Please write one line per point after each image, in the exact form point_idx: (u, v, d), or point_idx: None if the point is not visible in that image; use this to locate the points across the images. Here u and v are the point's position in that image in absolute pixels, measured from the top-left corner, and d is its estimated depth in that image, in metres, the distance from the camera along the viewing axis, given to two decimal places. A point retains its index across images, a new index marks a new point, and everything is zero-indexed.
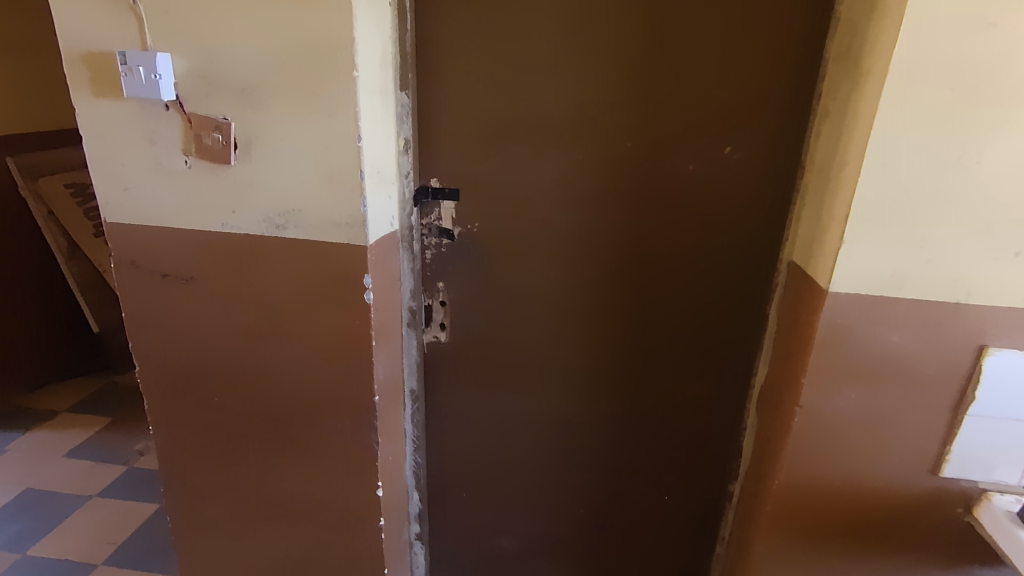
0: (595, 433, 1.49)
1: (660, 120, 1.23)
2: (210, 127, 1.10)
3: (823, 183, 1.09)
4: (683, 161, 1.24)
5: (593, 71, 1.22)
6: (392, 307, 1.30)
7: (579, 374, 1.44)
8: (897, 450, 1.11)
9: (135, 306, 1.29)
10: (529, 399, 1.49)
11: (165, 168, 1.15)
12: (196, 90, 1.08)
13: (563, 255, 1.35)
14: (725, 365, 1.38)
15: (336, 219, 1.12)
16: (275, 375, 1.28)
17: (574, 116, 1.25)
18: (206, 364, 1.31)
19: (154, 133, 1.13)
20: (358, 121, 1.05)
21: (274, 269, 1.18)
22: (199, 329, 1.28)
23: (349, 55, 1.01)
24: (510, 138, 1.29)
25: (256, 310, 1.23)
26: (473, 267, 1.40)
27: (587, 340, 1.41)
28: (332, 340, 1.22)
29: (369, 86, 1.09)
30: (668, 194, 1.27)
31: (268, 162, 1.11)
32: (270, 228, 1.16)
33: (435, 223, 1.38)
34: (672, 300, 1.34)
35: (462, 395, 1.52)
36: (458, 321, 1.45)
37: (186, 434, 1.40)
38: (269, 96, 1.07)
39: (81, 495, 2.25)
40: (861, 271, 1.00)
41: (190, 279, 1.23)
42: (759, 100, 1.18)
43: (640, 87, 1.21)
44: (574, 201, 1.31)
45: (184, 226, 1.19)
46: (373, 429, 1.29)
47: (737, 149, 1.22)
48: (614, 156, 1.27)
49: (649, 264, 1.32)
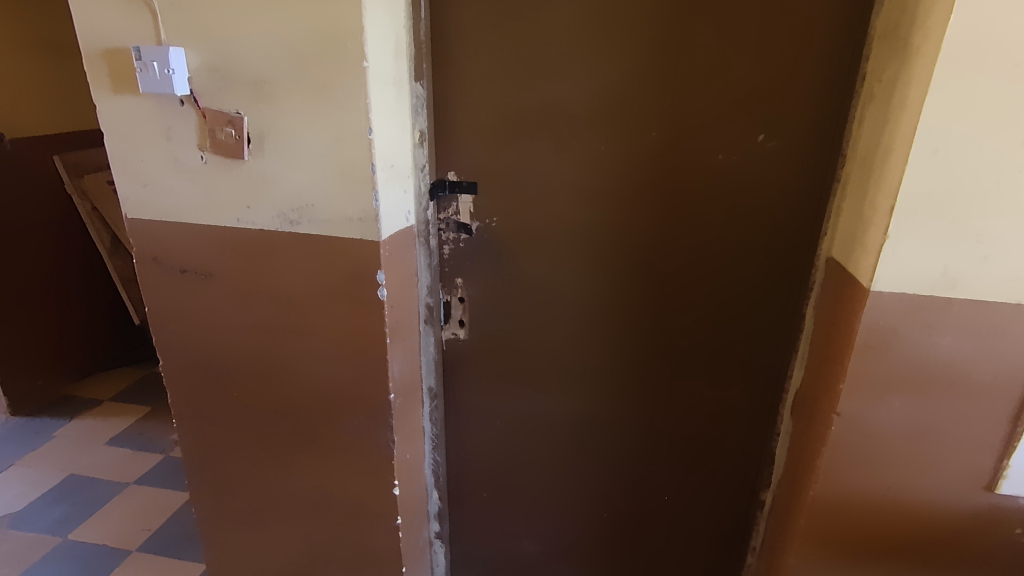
0: (619, 436, 1.43)
1: (688, 107, 1.15)
2: (223, 122, 1.09)
3: (866, 172, 1.00)
4: (713, 151, 1.17)
5: (616, 57, 1.16)
6: (408, 304, 1.27)
7: (602, 375, 1.39)
8: (947, 464, 1.01)
9: (157, 301, 1.30)
10: (551, 400, 1.44)
11: (182, 164, 1.15)
12: (209, 84, 1.08)
13: (584, 252, 1.30)
14: (758, 368, 1.30)
15: (349, 214, 1.10)
16: (293, 371, 1.27)
17: (596, 105, 1.19)
18: (225, 359, 1.31)
19: (171, 128, 1.13)
20: (368, 112, 1.02)
21: (288, 265, 1.17)
22: (218, 324, 1.28)
23: (358, 45, 0.98)
24: (529, 129, 1.24)
25: (272, 306, 1.22)
26: (492, 263, 1.36)
27: (610, 338, 1.35)
28: (347, 337, 1.20)
29: (381, 77, 1.05)
30: (696, 188, 1.20)
31: (280, 156, 1.10)
32: (284, 223, 1.14)
33: (453, 217, 1.34)
34: (700, 298, 1.27)
35: (481, 394, 1.49)
36: (477, 319, 1.42)
37: (208, 428, 1.41)
38: (280, 90, 1.05)
39: (120, 483, 2.33)
40: (908, 270, 0.91)
41: (209, 275, 1.23)
42: (796, 84, 1.09)
43: (666, 73, 1.14)
44: (596, 193, 1.25)
45: (201, 222, 1.19)
46: (389, 428, 1.27)
47: (772, 138, 1.13)
48: (638, 147, 1.20)
49: (675, 259, 1.26)
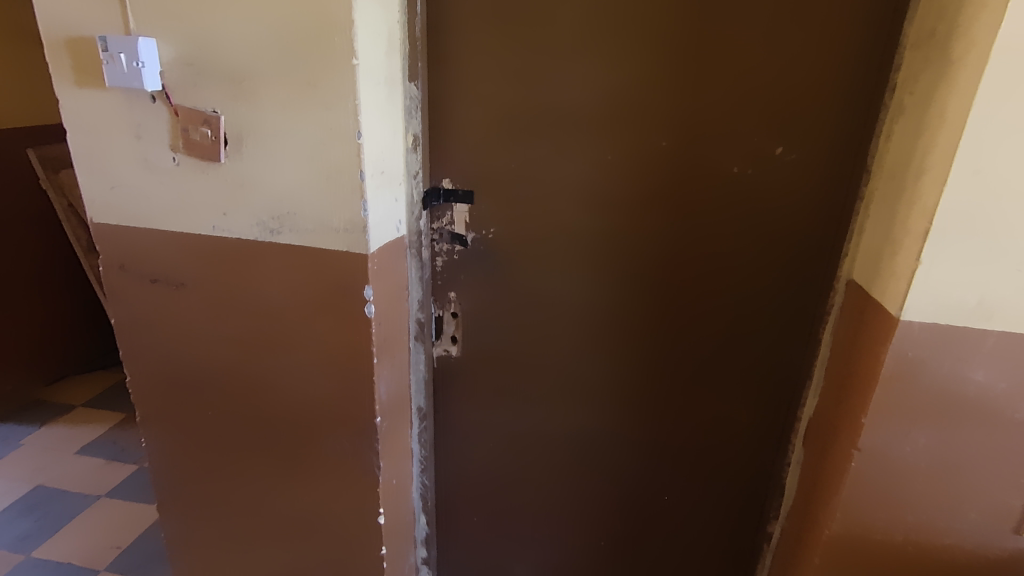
0: (618, 459, 1.35)
1: (702, 114, 1.08)
2: (198, 121, 0.99)
3: (895, 190, 0.93)
4: (727, 161, 1.09)
5: (626, 60, 1.08)
6: (398, 319, 1.18)
7: (603, 397, 1.31)
8: (975, 504, 0.94)
9: (125, 312, 1.21)
10: (548, 421, 1.36)
11: (153, 164, 1.06)
12: (182, 78, 0.98)
13: (587, 267, 1.22)
14: (768, 392, 1.22)
15: (334, 224, 1.01)
16: (272, 390, 1.18)
17: (603, 110, 1.12)
18: (199, 375, 1.22)
19: (140, 125, 1.04)
20: (358, 114, 0.94)
21: (268, 277, 1.08)
22: (191, 338, 1.19)
23: (347, 39, 0.89)
24: (531, 135, 1.16)
25: (250, 319, 1.13)
26: (488, 276, 1.28)
27: (611, 357, 1.28)
28: (331, 355, 1.12)
29: (372, 75, 0.97)
30: (708, 201, 1.12)
31: (260, 160, 1.00)
32: (264, 232, 1.05)
33: (447, 227, 1.26)
34: (710, 317, 1.20)
35: (474, 413, 1.40)
36: (471, 334, 1.33)
37: (180, 447, 1.32)
38: (261, 86, 0.96)
39: (90, 495, 2.21)
40: (941, 298, 0.84)
41: (182, 286, 1.14)
42: (820, 93, 1.02)
43: (680, 78, 1.07)
44: (600, 204, 1.17)
45: (173, 228, 1.10)
46: (375, 452, 1.18)
47: (790, 149, 1.06)
48: (647, 157, 1.12)
49: (683, 276, 1.18)
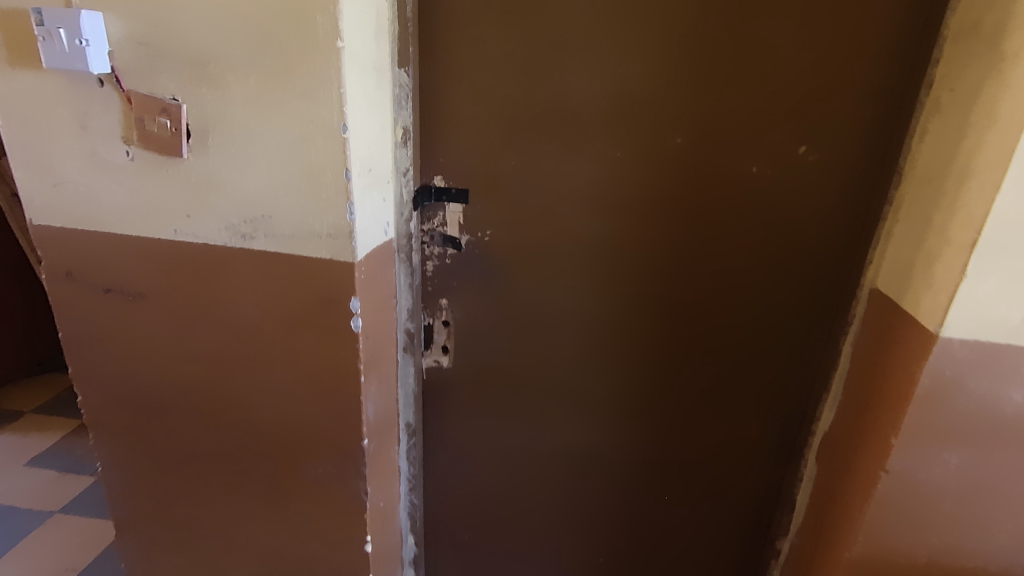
0: (620, 474, 1.28)
1: (720, 110, 1.00)
2: (155, 110, 0.86)
3: (929, 195, 0.86)
4: (746, 162, 1.02)
5: (637, 49, 0.99)
6: (386, 331, 1.08)
7: (604, 410, 1.23)
8: (1006, 528, 0.89)
9: (74, 325, 1.07)
10: (546, 435, 1.28)
11: (102, 159, 0.92)
12: (135, 60, 0.85)
13: (592, 272, 1.13)
14: (781, 404, 1.16)
15: (316, 229, 0.90)
16: (245, 411, 1.07)
17: (612, 104, 1.02)
18: (161, 395, 1.09)
19: (87, 114, 0.90)
20: (343, 105, 0.82)
21: (240, 287, 0.96)
22: (152, 354, 1.06)
23: (331, 19, 0.78)
24: (532, 129, 1.06)
25: (220, 334, 1.01)
26: (483, 282, 1.18)
27: (615, 369, 1.20)
28: (313, 373, 1.01)
29: (359, 60, 0.85)
30: (724, 204, 1.05)
31: (229, 156, 0.88)
32: (234, 237, 0.93)
33: (438, 229, 1.15)
34: (722, 326, 1.13)
35: (466, 427, 1.31)
36: (464, 344, 1.24)
37: (140, 473, 1.18)
38: (228, 71, 0.83)
39: (43, 512, 2.03)
40: (984, 314, 0.78)
41: (140, 297, 1.01)
42: (848, 89, 0.95)
43: (696, 71, 0.98)
44: (607, 205, 1.09)
45: (128, 233, 0.96)
46: (361, 477, 1.08)
47: (814, 149, 0.99)
48: (659, 155, 1.04)
49: (695, 284, 1.11)
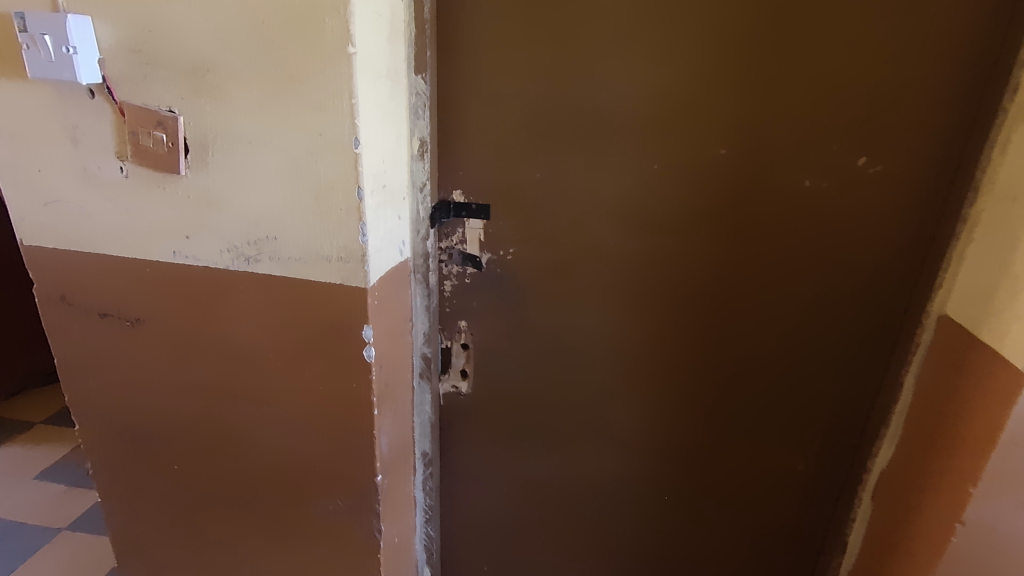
0: (652, 508, 1.19)
1: (769, 119, 0.90)
2: (150, 123, 0.79)
3: (1015, 214, 0.76)
4: (798, 174, 0.92)
5: (677, 52, 0.90)
6: (400, 358, 1.00)
7: (636, 440, 1.14)
8: None
9: (68, 351, 1.00)
10: (571, 465, 1.19)
11: (95, 176, 0.85)
12: (127, 68, 0.77)
13: (623, 293, 1.04)
14: (832, 437, 1.07)
15: (325, 252, 0.82)
16: (252, 443, 0.99)
17: (648, 112, 0.94)
18: (163, 425, 1.02)
19: (77, 127, 0.82)
20: (355, 117, 0.74)
21: (244, 314, 0.89)
22: (152, 383, 0.99)
23: (342, 21, 0.70)
24: (560, 140, 0.97)
25: (224, 363, 0.94)
26: (505, 303, 1.10)
27: (647, 397, 1.11)
28: (323, 405, 0.93)
29: (372, 67, 0.77)
30: (772, 220, 0.95)
31: (230, 173, 0.80)
32: (237, 260, 0.85)
33: (457, 247, 1.07)
34: (767, 353, 1.03)
35: (486, 456, 1.23)
36: (484, 369, 1.15)
37: (141, 505, 1.11)
38: (229, 80, 0.75)
39: (51, 528, 1.96)
40: None
41: (138, 322, 0.94)
42: (914, 96, 0.86)
43: (743, 76, 0.89)
44: (641, 221, 1.00)
45: (124, 254, 0.89)
46: (375, 515, 1.00)
47: (875, 161, 0.90)
48: (700, 167, 0.95)
49: (738, 306, 1.01)
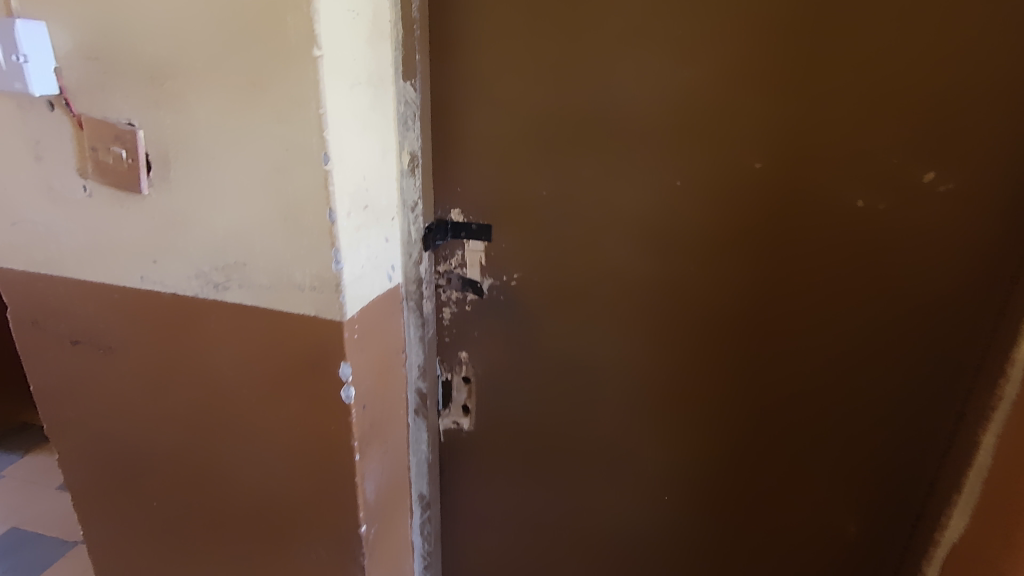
0: (676, 565, 1.05)
1: (812, 127, 0.77)
2: (109, 137, 0.72)
3: None
4: (848, 191, 0.78)
5: (702, 52, 0.78)
6: (390, 394, 0.91)
7: (657, 488, 1.01)
8: None
9: (44, 378, 0.95)
10: (585, 512, 1.07)
11: (59, 195, 0.79)
12: (85, 77, 0.70)
13: (642, 326, 0.92)
14: (889, 498, 0.91)
15: (297, 280, 0.73)
16: (230, 482, 0.91)
17: (668, 121, 0.82)
18: (140, 459, 0.95)
19: (39, 142, 0.76)
20: (324, 128, 0.65)
21: (216, 346, 0.81)
22: (127, 414, 0.92)
23: (305, 20, 0.60)
24: (568, 153, 0.86)
25: (198, 397, 0.86)
26: (509, 333, 0.99)
27: (669, 442, 0.98)
28: (302, 447, 0.84)
29: (347, 72, 0.68)
30: (818, 244, 0.81)
31: (194, 191, 0.72)
32: (206, 286, 0.77)
33: (456, 271, 0.97)
34: (810, 397, 0.89)
35: (491, 498, 1.12)
36: (487, 404, 1.05)
37: (124, 540, 1.05)
38: (188, 89, 0.67)
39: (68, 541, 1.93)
40: None
41: (109, 350, 0.87)
42: (996, 97, 0.71)
43: (782, 77, 0.76)
44: (662, 244, 0.87)
45: (91, 278, 0.83)
46: (360, 568, 0.90)
47: (945, 176, 0.75)
48: (731, 183, 0.82)
49: (777, 343, 0.88)
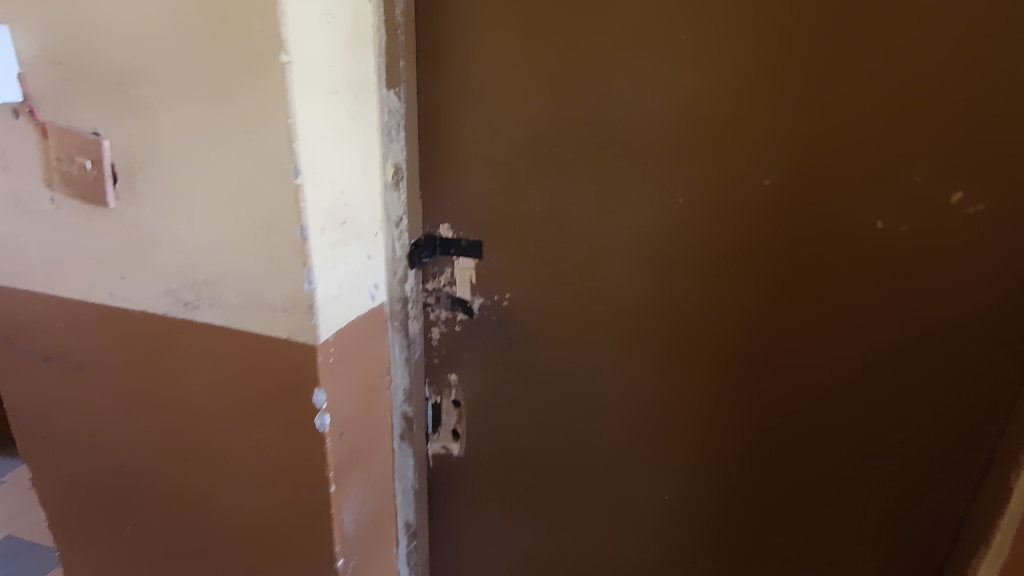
0: None
1: (825, 142, 0.71)
2: (74, 147, 0.68)
3: None
4: (864, 211, 0.72)
5: (705, 60, 0.72)
6: (373, 419, 0.86)
7: (658, 521, 0.95)
8: None
9: (16, 395, 0.91)
10: (581, 545, 1.01)
11: (26, 208, 0.75)
12: (49, 84, 0.67)
13: (641, 350, 0.86)
14: (909, 543, 0.84)
15: (269, 300, 0.68)
16: (203, 509, 0.87)
17: (669, 133, 0.76)
18: (113, 480, 0.91)
19: (7, 153, 0.74)
20: (293, 140, 0.60)
21: (186, 367, 0.76)
22: (99, 434, 0.88)
23: (271, 24, 0.56)
24: (562, 166, 0.81)
25: (170, 419, 0.82)
26: (501, 355, 0.94)
27: (670, 474, 0.92)
28: (276, 475, 0.79)
29: (322, 79, 0.64)
30: (831, 268, 0.75)
31: (162, 205, 0.68)
32: (176, 304, 0.73)
33: (445, 289, 0.92)
34: (822, 431, 0.82)
35: (482, 527, 1.06)
36: (478, 429, 1.00)
37: (99, 563, 1.01)
38: (153, 97, 0.63)
39: None
40: None
41: (79, 368, 0.84)
42: None
43: (791, 87, 0.71)
44: (663, 264, 0.81)
45: (60, 293, 0.79)
46: None
47: (972, 197, 0.68)
48: (737, 201, 0.76)
49: (786, 373, 0.81)
